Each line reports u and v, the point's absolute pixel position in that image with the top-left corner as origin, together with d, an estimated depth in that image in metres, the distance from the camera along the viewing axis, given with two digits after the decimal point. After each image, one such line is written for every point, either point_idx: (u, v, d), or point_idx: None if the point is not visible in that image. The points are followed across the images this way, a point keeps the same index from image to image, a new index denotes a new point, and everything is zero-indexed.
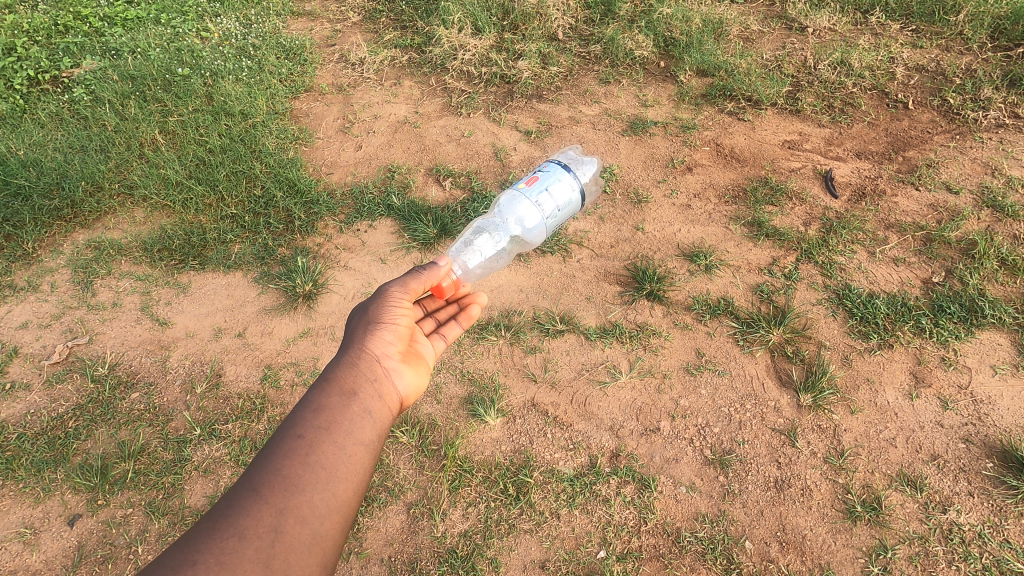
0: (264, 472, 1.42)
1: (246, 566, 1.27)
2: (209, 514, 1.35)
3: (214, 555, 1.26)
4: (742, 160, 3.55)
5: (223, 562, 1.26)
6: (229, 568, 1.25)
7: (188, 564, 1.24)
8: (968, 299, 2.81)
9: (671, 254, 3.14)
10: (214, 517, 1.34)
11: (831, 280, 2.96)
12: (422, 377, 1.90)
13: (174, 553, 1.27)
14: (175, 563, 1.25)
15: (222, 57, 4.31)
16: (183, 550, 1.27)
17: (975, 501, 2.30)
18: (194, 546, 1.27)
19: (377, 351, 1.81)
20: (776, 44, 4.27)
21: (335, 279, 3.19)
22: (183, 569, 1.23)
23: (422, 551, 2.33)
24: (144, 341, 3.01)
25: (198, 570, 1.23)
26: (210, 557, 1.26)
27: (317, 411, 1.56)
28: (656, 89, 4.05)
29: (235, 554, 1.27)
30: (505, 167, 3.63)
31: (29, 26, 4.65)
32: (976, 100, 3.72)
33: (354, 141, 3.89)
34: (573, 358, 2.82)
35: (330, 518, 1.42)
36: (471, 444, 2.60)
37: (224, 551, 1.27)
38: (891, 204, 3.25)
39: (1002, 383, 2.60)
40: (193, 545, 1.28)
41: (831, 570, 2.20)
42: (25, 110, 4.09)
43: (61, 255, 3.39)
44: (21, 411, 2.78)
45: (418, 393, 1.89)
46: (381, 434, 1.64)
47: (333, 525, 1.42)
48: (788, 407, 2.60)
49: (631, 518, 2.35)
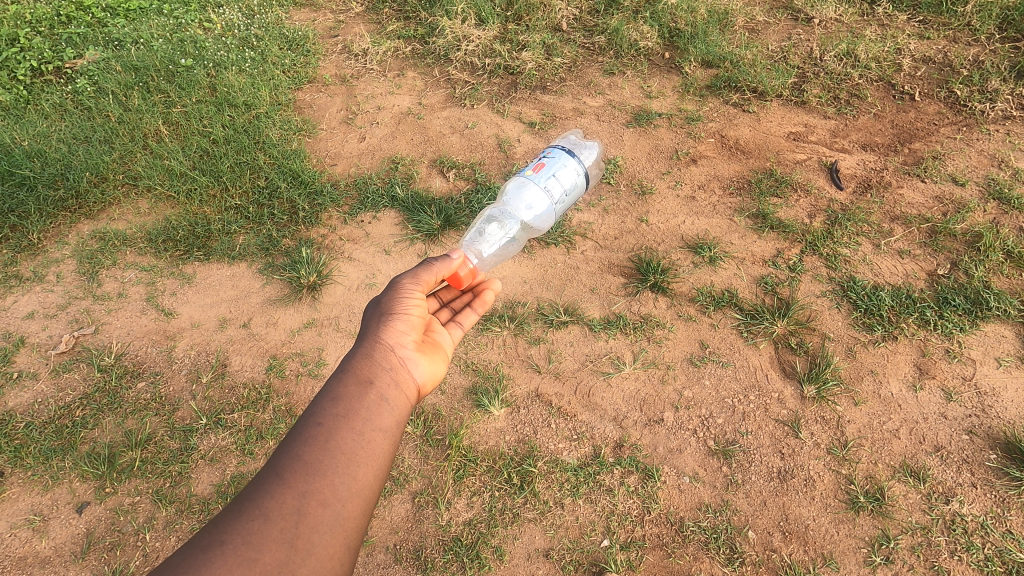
0: (287, 458, 1.43)
1: (272, 546, 1.27)
2: (234, 499, 1.36)
3: (241, 535, 1.27)
4: (747, 151, 3.54)
5: (250, 542, 1.27)
6: (256, 548, 1.26)
7: (216, 545, 1.25)
8: (973, 292, 2.81)
9: (675, 246, 3.14)
10: (240, 501, 1.35)
11: (836, 272, 2.96)
12: (438, 365, 1.91)
13: (203, 535, 1.28)
14: (204, 543, 1.26)
15: (225, 48, 4.30)
16: (210, 532, 1.28)
17: (977, 493, 2.31)
18: (221, 527, 1.28)
19: (391, 340, 1.81)
20: (781, 35, 4.24)
21: (339, 270, 3.19)
22: (211, 549, 1.24)
23: (426, 540, 2.35)
24: (150, 331, 3.02)
25: (226, 550, 1.24)
26: (237, 538, 1.27)
27: (335, 400, 1.57)
28: (661, 80, 4.03)
29: (261, 535, 1.28)
30: (509, 159, 3.63)
31: (31, 17, 4.65)
32: (983, 92, 3.69)
33: (358, 133, 3.89)
34: (577, 350, 2.83)
35: (351, 501, 1.42)
36: (475, 434, 2.61)
37: (250, 531, 1.28)
38: (896, 196, 3.24)
39: (1006, 375, 2.60)
40: (220, 526, 1.29)
41: (833, 560, 2.22)
42: (28, 100, 4.08)
43: (66, 246, 3.40)
44: (28, 401, 2.79)
45: (435, 380, 1.90)
46: (399, 421, 1.65)
47: (355, 507, 1.43)
48: (791, 399, 2.61)
49: (633, 508, 2.37)
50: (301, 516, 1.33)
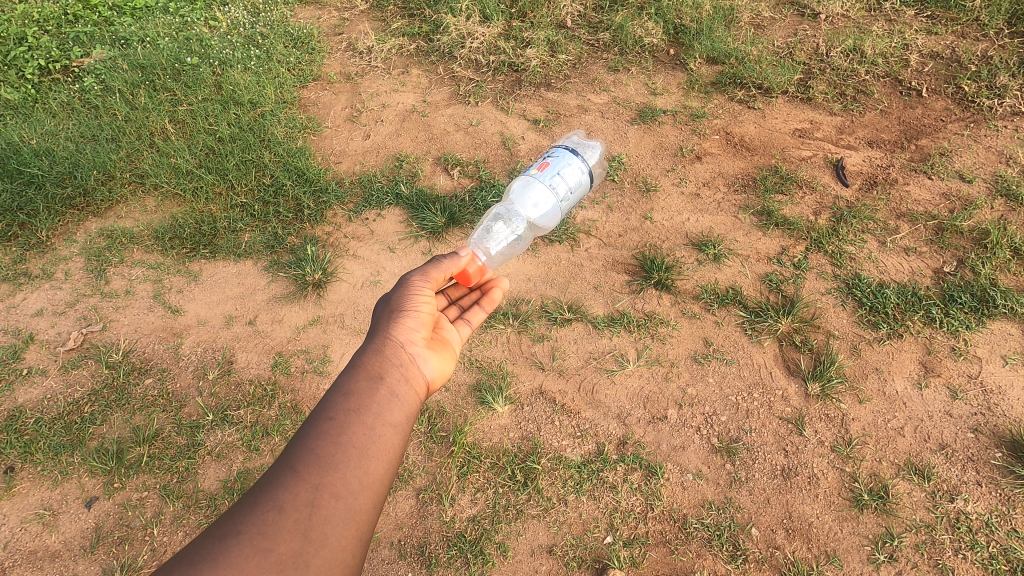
0: (300, 451, 1.45)
1: (286, 537, 1.29)
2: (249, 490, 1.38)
3: (256, 526, 1.29)
4: (752, 149, 3.53)
5: (264, 532, 1.28)
6: (271, 538, 1.28)
7: (232, 534, 1.27)
8: (979, 289, 2.79)
9: (680, 244, 3.14)
10: (254, 493, 1.36)
11: (841, 270, 2.95)
12: (447, 362, 1.91)
13: (219, 525, 1.30)
14: (221, 533, 1.28)
15: (230, 46, 4.31)
16: (226, 522, 1.30)
17: (982, 491, 2.31)
18: (237, 517, 1.30)
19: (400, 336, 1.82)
20: (787, 31, 4.21)
21: (344, 268, 3.21)
22: (228, 539, 1.26)
23: (430, 536, 2.36)
24: (157, 329, 3.04)
25: (242, 540, 1.26)
26: (252, 528, 1.28)
27: (346, 394, 1.59)
28: (666, 77, 4.02)
29: (276, 525, 1.30)
30: (513, 156, 3.63)
31: (39, 16, 4.66)
32: (991, 88, 3.66)
33: (364, 130, 3.90)
34: (580, 347, 2.83)
35: (363, 493, 1.43)
36: (479, 431, 2.62)
37: (264, 522, 1.30)
38: (902, 193, 3.23)
39: (1013, 373, 2.59)
40: (236, 517, 1.31)
41: (837, 557, 2.22)
42: (36, 100, 4.10)
43: (74, 244, 3.42)
44: (37, 397, 2.82)
45: (445, 377, 1.90)
46: (409, 417, 1.66)
47: (367, 500, 1.44)
48: (795, 397, 2.60)
49: (637, 505, 2.38)
50: (315, 507, 1.35)
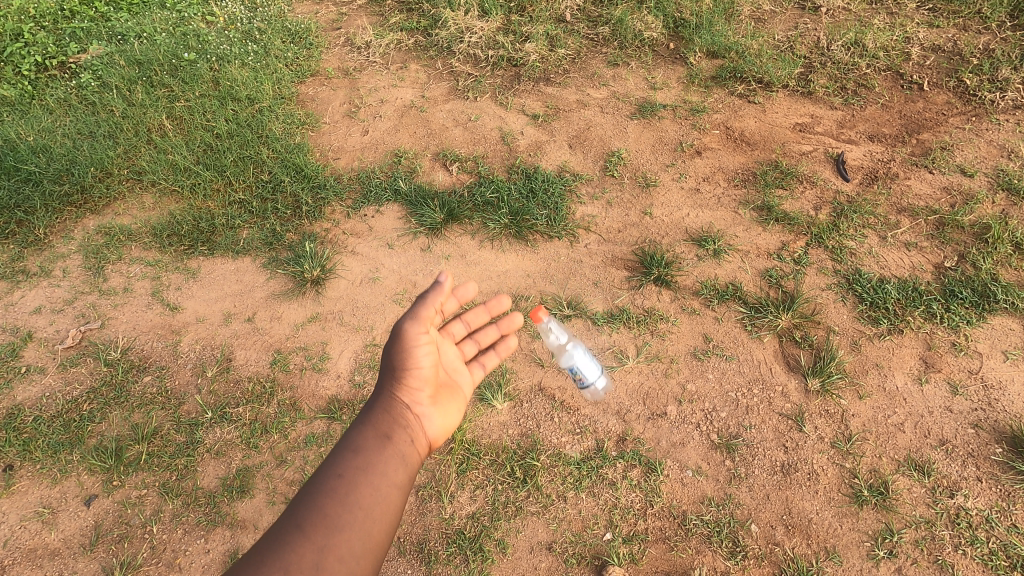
0: (307, 511, 1.47)
1: None
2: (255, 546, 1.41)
3: None
4: (752, 143, 3.51)
5: None
6: None
7: None
8: (980, 284, 2.78)
9: (679, 239, 3.13)
10: (259, 551, 1.39)
11: (842, 265, 2.94)
12: (453, 416, 1.89)
13: None
14: None
15: (228, 41, 4.29)
16: None
17: (982, 487, 2.30)
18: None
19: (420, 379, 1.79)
20: (788, 24, 4.18)
21: (342, 264, 3.20)
22: None
23: (430, 533, 2.35)
24: (155, 326, 3.04)
25: None
26: None
27: (357, 453, 1.61)
28: (666, 71, 4.00)
29: None
30: (512, 152, 3.61)
31: (35, 12, 4.62)
32: (993, 81, 3.64)
33: (362, 126, 3.88)
34: (580, 343, 2.82)
35: (363, 559, 1.45)
36: (478, 428, 2.62)
37: None
38: (903, 188, 3.21)
39: (1013, 368, 2.58)
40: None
41: (836, 553, 2.21)
42: (33, 96, 4.08)
43: (72, 241, 3.41)
44: (36, 394, 2.82)
45: (448, 432, 1.87)
46: (411, 477, 1.67)
47: (365, 567, 1.45)
48: (795, 393, 2.60)
49: (636, 501, 2.37)
50: (319, 571, 1.36)
